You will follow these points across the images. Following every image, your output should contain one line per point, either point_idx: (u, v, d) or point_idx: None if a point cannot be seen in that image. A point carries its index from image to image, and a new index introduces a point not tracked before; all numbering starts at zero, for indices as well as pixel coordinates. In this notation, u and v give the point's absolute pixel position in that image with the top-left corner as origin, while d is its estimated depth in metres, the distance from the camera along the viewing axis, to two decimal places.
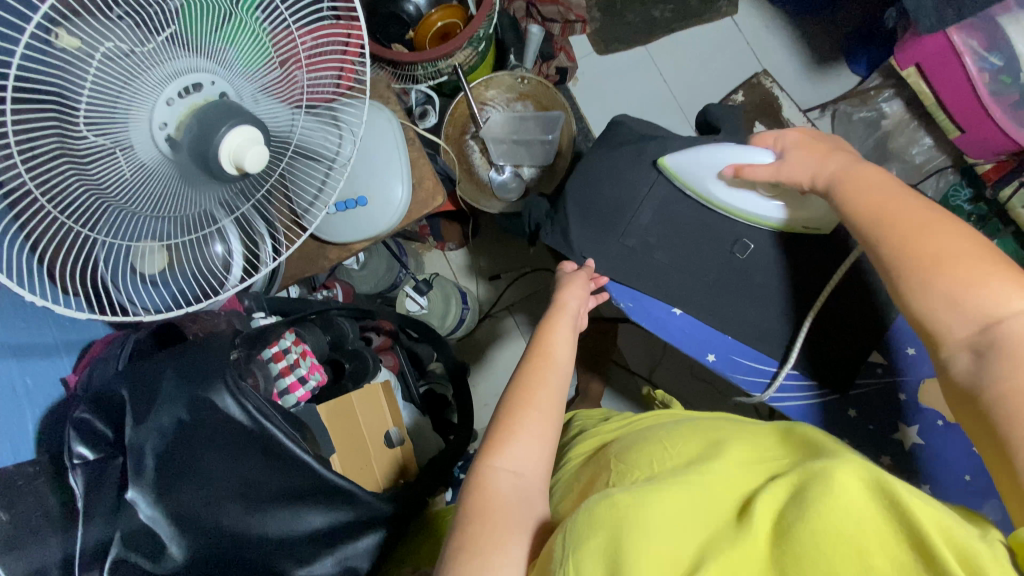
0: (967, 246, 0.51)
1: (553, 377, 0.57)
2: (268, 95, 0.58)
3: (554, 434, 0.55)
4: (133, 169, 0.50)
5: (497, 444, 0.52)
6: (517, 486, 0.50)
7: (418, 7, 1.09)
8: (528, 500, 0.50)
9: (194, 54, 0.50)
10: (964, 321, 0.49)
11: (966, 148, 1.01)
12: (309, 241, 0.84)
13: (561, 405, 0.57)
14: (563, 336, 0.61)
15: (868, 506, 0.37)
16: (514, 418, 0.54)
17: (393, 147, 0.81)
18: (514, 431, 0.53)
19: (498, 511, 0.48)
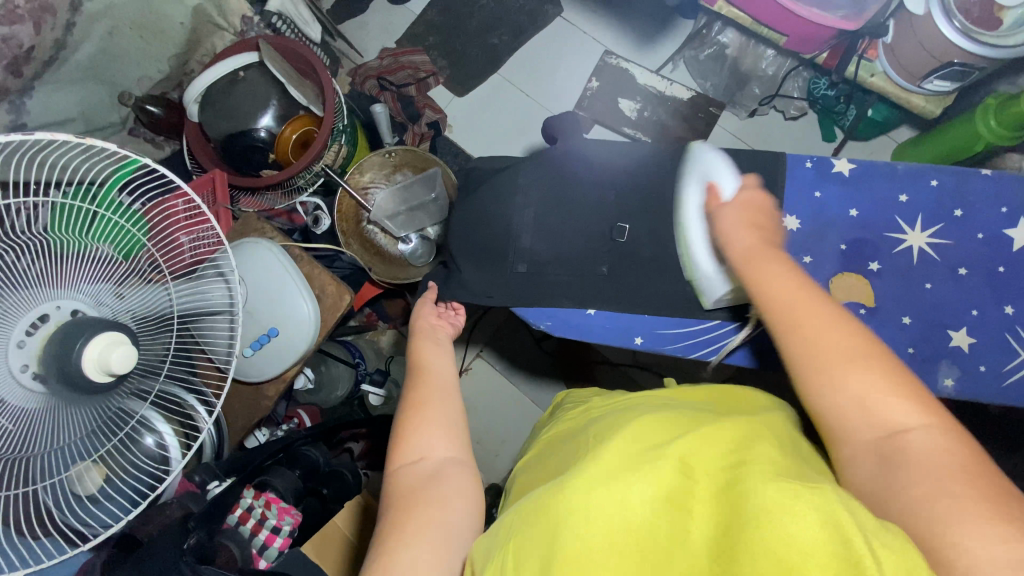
0: (792, 284, 0.53)
1: (438, 380, 0.63)
2: (130, 285, 0.60)
3: (452, 419, 0.60)
4: (14, 419, 0.51)
5: (398, 443, 0.58)
6: (422, 471, 0.54)
7: (270, 130, 1.11)
8: (435, 482, 0.54)
9: (31, 290, 0.51)
10: (870, 427, 0.47)
11: (799, 48, 1.07)
12: (244, 388, 0.85)
13: (451, 395, 0.62)
14: (433, 350, 0.68)
15: (818, 533, 0.35)
16: (412, 416, 0.59)
17: (281, 271, 0.82)
18: (414, 432, 0.58)
19: (415, 496, 0.52)
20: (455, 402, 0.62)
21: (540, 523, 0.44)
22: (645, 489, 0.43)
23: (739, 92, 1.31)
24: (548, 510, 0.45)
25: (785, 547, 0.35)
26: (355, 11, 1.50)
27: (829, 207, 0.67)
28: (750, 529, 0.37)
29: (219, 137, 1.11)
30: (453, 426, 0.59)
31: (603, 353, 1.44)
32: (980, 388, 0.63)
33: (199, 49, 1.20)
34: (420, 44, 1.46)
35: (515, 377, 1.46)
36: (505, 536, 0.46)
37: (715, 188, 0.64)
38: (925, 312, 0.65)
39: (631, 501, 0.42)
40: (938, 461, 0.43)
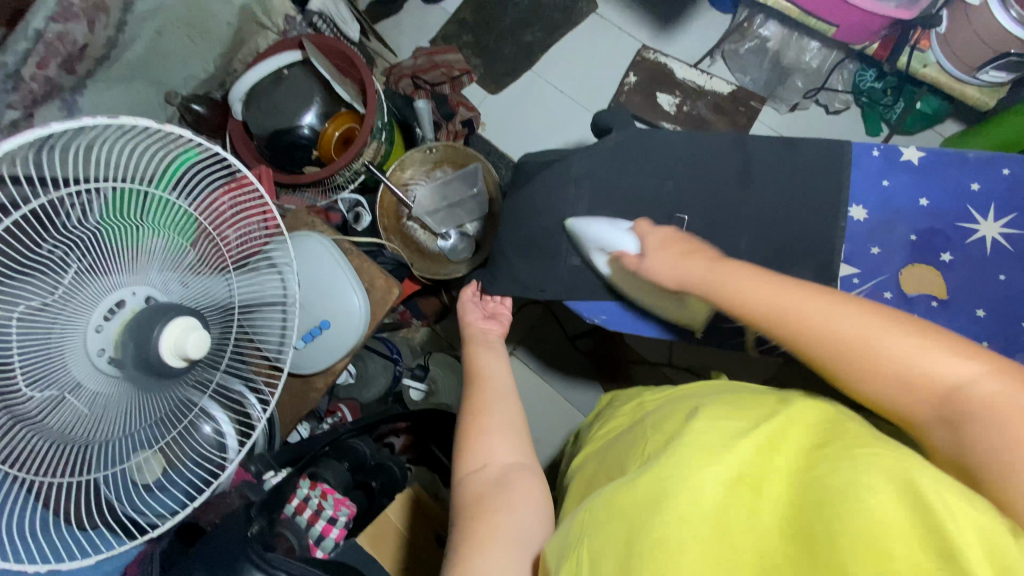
0: (836, 304, 0.51)
1: (490, 386, 0.66)
2: (196, 273, 0.61)
3: (512, 423, 0.61)
4: (89, 404, 0.52)
5: (462, 446, 0.59)
6: (486, 475, 0.55)
7: (312, 127, 1.13)
8: (501, 481, 0.54)
9: (108, 275, 0.52)
10: (901, 388, 0.46)
11: (847, 39, 1.04)
12: (292, 381, 0.85)
13: (510, 400, 0.65)
14: (487, 357, 0.71)
15: (896, 510, 0.36)
16: (472, 423, 0.61)
17: (332, 264, 0.82)
18: (479, 435, 0.59)
19: (482, 503, 0.52)
20: (513, 406, 0.64)
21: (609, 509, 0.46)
22: (716, 474, 0.44)
23: (781, 86, 1.28)
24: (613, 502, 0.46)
25: (861, 528, 0.37)
26: (390, 11, 1.51)
27: (896, 197, 0.65)
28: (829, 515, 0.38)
29: (264, 134, 1.13)
30: (513, 429, 0.61)
31: (638, 352, 1.42)
32: None
33: (242, 48, 1.22)
34: (455, 43, 1.47)
35: (548, 375, 1.45)
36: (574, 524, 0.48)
37: (625, 254, 0.67)
38: (1002, 305, 0.62)
39: (701, 485, 0.43)
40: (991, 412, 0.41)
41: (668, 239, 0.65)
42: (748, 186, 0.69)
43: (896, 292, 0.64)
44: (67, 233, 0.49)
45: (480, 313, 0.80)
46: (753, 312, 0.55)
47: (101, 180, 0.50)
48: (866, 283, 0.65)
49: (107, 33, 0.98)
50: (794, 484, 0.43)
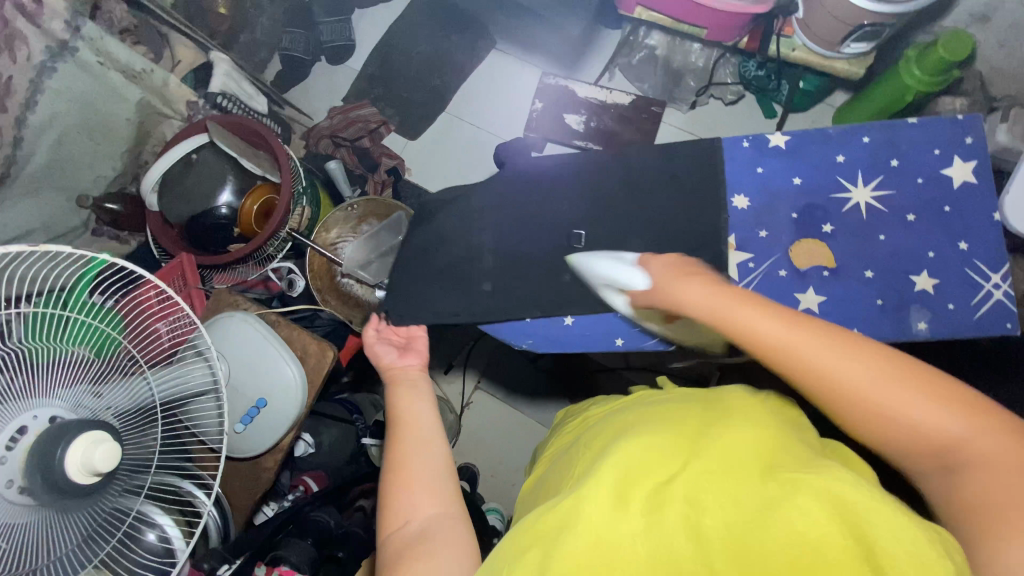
0: (886, 375, 0.46)
1: (417, 420, 0.61)
2: (107, 382, 0.60)
3: (441, 461, 0.58)
4: (6, 539, 0.50)
5: (388, 488, 0.55)
6: (414, 523, 0.52)
7: (230, 205, 1.13)
8: (430, 531, 0.52)
9: (6, 404, 0.51)
10: (898, 433, 0.46)
11: (718, 37, 1.11)
12: (240, 466, 0.83)
13: (433, 437, 0.59)
14: (406, 400, 0.63)
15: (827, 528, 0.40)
16: (398, 461, 0.57)
17: (260, 340, 0.82)
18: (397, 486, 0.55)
19: (405, 557, 0.50)
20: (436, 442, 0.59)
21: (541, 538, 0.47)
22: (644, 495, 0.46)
23: (676, 88, 1.36)
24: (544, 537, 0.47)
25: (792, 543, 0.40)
26: (298, 77, 1.54)
27: (772, 180, 0.69)
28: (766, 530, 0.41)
29: (182, 220, 1.13)
30: (443, 468, 0.57)
31: (599, 361, 1.44)
32: (956, 326, 0.65)
33: (149, 140, 1.22)
34: (366, 97, 1.49)
35: (516, 401, 1.45)
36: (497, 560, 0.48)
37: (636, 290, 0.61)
38: (884, 263, 0.66)
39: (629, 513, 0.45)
40: (981, 494, 0.42)
41: (710, 286, 0.54)
42: (638, 194, 0.73)
43: (790, 268, 0.67)
44: None
45: (392, 347, 0.70)
46: (801, 374, 0.48)
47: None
48: (762, 263, 0.68)
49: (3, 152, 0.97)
50: (717, 496, 0.45)
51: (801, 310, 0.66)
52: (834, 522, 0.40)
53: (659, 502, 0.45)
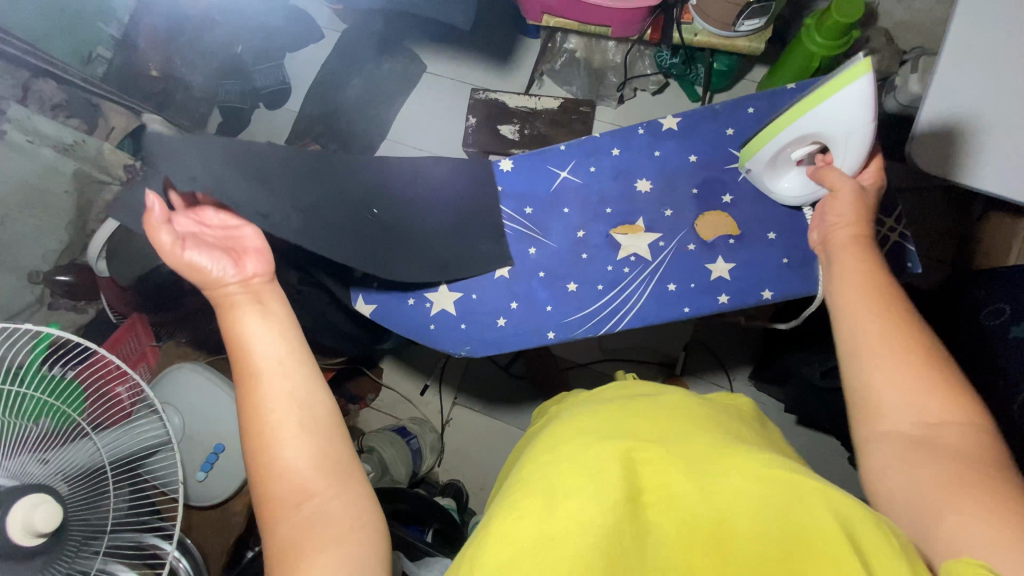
0: (903, 364, 0.51)
1: (272, 380, 0.55)
2: (51, 448, 0.62)
3: (319, 426, 0.54)
4: None
5: (260, 465, 0.52)
6: (297, 493, 0.51)
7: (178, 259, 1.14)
8: (319, 509, 0.50)
9: None
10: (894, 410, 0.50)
11: (622, 33, 1.16)
12: (210, 512, 0.84)
13: (312, 404, 0.55)
14: (254, 321, 0.57)
15: (811, 522, 0.40)
16: (262, 431, 0.53)
17: (212, 386, 0.84)
18: (270, 461, 0.52)
19: (294, 542, 0.49)
20: (310, 410, 0.55)
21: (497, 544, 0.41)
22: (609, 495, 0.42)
23: (601, 86, 1.42)
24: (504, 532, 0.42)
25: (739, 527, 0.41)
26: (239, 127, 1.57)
27: (670, 161, 0.73)
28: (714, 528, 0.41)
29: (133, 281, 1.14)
30: (319, 434, 0.54)
31: (569, 358, 1.46)
32: None
33: (93, 208, 1.24)
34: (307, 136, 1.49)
35: (495, 411, 1.47)
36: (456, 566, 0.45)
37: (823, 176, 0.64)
38: (785, 223, 0.70)
39: (588, 517, 0.41)
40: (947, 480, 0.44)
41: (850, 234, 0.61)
42: (547, 192, 0.76)
43: (698, 242, 0.71)
44: None
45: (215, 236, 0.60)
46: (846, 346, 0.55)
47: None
48: (672, 241, 0.72)
49: None
50: (682, 491, 0.44)
51: (714, 279, 0.70)
52: (771, 513, 0.41)
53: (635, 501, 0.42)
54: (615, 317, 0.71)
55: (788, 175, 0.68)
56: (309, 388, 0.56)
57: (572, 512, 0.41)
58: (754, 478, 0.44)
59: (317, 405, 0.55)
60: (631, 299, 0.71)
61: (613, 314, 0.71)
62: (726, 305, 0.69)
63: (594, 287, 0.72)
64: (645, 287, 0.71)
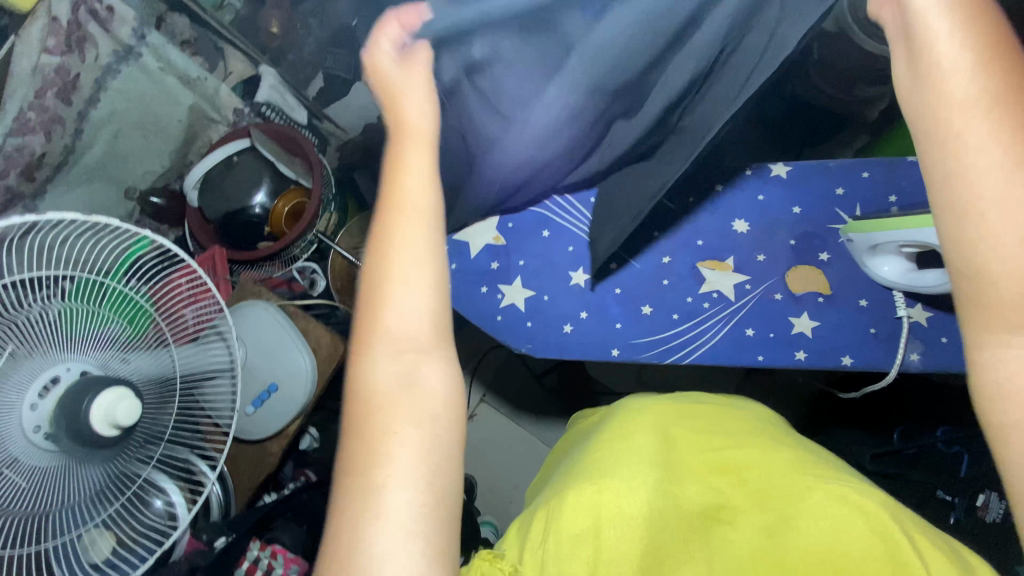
0: (998, 134, 0.50)
1: (404, 222, 0.54)
2: (136, 349, 0.65)
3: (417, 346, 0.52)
4: (27, 478, 0.55)
5: (356, 363, 0.52)
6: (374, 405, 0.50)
7: (264, 205, 1.21)
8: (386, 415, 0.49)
9: (48, 354, 0.56)
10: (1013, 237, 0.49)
11: None
12: (247, 447, 0.87)
13: (429, 322, 0.53)
14: (414, 154, 0.56)
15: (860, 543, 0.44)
16: (367, 336, 0.52)
17: (278, 328, 0.87)
18: (363, 361, 0.51)
19: (362, 442, 0.48)
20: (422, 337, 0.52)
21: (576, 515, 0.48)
22: (652, 494, 0.49)
23: None
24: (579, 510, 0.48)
25: (825, 537, 0.45)
26: None
27: (773, 207, 0.73)
28: (770, 516, 0.47)
29: (218, 216, 1.20)
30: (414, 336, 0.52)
31: (604, 383, 1.43)
32: (948, 360, 0.65)
33: (195, 142, 1.31)
34: None
35: (520, 417, 1.47)
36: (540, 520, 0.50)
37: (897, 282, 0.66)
38: (880, 292, 0.68)
39: (639, 510, 0.47)
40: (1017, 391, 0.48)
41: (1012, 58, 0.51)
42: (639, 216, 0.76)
43: (785, 293, 0.70)
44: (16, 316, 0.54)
45: None
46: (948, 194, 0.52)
47: (35, 268, 0.55)
48: (758, 287, 0.71)
49: (64, 141, 1.05)
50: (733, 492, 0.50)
51: (795, 334, 0.68)
52: (828, 524, 0.46)
53: (692, 511, 0.48)
54: (687, 347, 0.71)
55: (890, 259, 0.65)
56: (429, 299, 0.53)
57: (618, 508, 0.47)
58: (838, 497, 0.47)
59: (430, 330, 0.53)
60: (705, 334, 0.71)
61: (683, 345, 0.71)
62: (803, 361, 0.67)
63: (669, 315, 0.72)
64: (720, 327, 0.70)
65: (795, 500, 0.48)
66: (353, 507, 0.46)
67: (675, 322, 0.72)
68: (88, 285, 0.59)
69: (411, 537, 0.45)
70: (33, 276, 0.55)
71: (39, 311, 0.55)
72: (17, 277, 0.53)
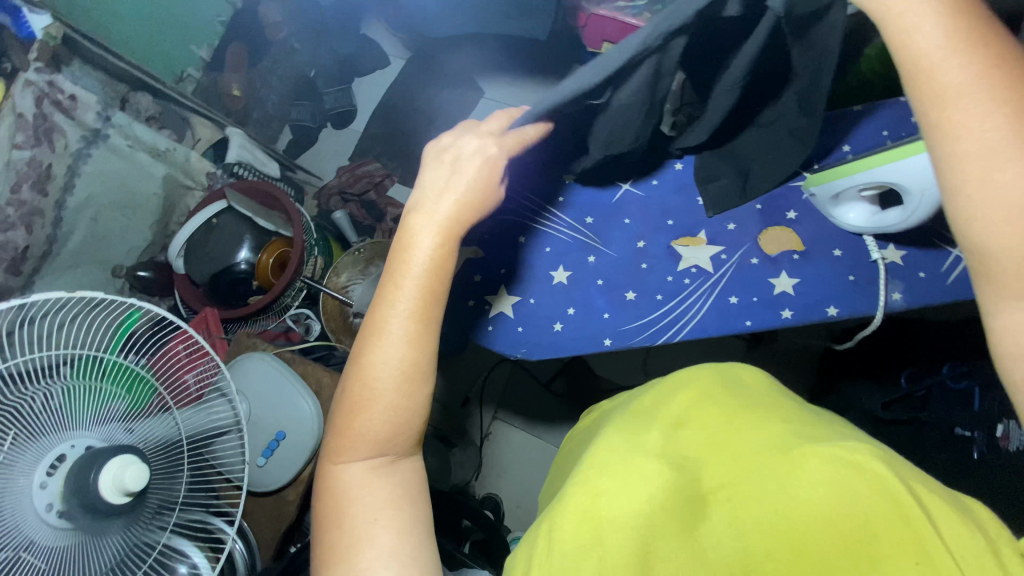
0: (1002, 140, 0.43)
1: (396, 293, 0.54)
2: (140, 417, 0.65)
3: (407, 426, 0.53)
4: (46, 558, 0.55)
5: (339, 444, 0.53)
6: (360, 481, 0.51)
7: (249, 260, 1.22)
8: (370, 492, 0.51)
9: (52, 433, 0.56)
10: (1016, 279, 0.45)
11: None
12: (263, 499, 0.87)
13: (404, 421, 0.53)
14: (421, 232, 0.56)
15: (874, 499, 0.38)
16: (349, 414, 0.52)
17: (278, 377, 0.88)
18: (339, 460, 0.53)
19: (343, 514, 0.50)
20: (406, 429, 0.53)
21: (572, 518, 0.41)
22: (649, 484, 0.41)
23: None
24: (582, 510, 0.41)
25: (833, 506, 0.38)
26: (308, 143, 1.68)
27: None
28: (790, 486, 0.40)
29: (206, 279, 1.22)
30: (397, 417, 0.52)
31: (612, 381, 1.44)
32: (928, 293, 0.66)
33: (175, 210, 1.35)
34: (370, 155, 1.58)
35: (535, 429, 1.46)
36: (535, 537, 0.44)
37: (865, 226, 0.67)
38: (851, 240, 0.69)
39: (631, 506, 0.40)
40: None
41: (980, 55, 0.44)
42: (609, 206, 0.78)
43: (761, 256, 0.71)
44: (15, 401, 0.54)
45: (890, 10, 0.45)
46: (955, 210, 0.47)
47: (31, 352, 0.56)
48: (734, 255, 0.72)
49: (46, 231, 1.08)
50: (739, 461, 0.44)
51: (777, 294, 0.69)
52: (855, 488, 0.39)
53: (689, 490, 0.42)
54: (676, 324, 0.71)
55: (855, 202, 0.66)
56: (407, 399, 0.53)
57: (604, 505, 0.41)
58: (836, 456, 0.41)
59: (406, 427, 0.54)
60: (692, 308, 0.71)
61: (673, 322, 0.71)
62: (790, 320, 0.68)
63: (654, 296, 0.73)
64: (704, 300, 0.71)
65: (828, 468, 0.40)
66: None
67: (661, 301, 0.73)
68: (86, 361, 0.60)
69: None
70: (28, 359, 0.55)
71: (37, 395, 0.56)
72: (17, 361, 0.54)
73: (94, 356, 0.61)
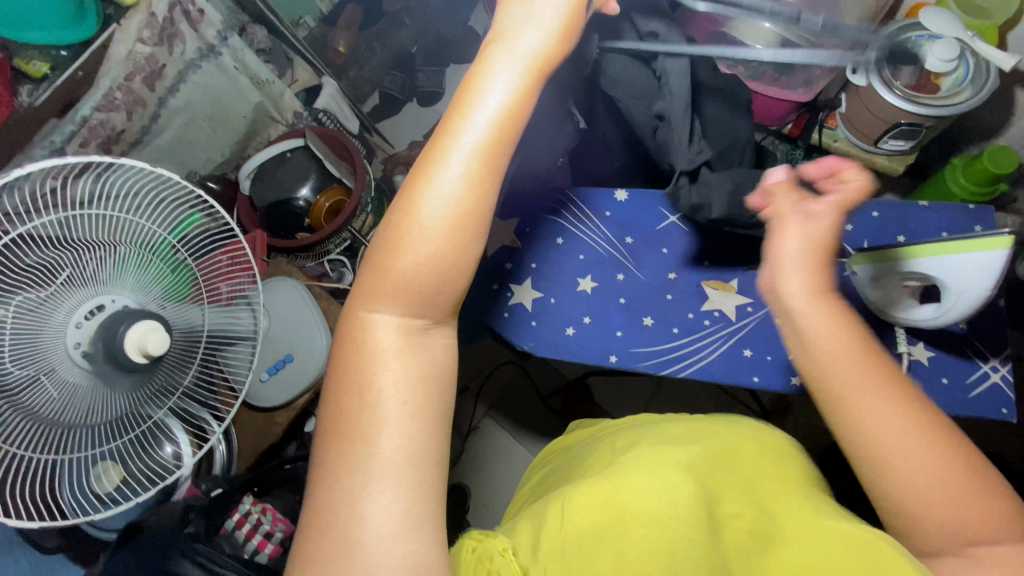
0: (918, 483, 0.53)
1: (436, 172, 0.50)
2: (175, 302, 0.71)
3: (434, 270, 0.49)
4: (60, 389, 0.61)
5: (369, 290, 0.51)
6: (384, 333, 0.50)
7: (307, 199, 1.30)
8: (409, 354, 0.50)
9: (97, 287, 0.63)
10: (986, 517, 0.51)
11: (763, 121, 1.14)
12: (256, 417, 0.91)
13: (449, 265, 0.50)
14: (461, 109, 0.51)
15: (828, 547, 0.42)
16: (400, 232, 0.50)
17: (300, 305, 0.94)
18: (366, 309, 0.51)
19: (358, 362, 0.50)
20: (446, 269, 0.50)
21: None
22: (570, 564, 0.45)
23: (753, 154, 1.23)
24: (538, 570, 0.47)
25: None
26: (392, 111, 1.78)
27: None
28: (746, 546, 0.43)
29: (263, 203, 1.30)
30: (433, 251, 0.49)
31: (611, 412, 1.45)
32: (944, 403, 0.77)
33: (255, 137, 1.45)
34: None
35: (523, 436, 1.46)
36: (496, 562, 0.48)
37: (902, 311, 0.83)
38: None
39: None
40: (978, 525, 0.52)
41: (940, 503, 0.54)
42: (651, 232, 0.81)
43: None
44: (73, 249, 0.60)
45: None
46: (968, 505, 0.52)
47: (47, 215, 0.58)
48: (758, 311, 0.76)
49: (142, 122, 1.18)
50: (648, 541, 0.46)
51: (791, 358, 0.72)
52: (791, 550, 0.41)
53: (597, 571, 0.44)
54: (689, 356, 0.74)
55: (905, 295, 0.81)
56: (456, 252, 0.50)
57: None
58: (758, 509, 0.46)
59: (456, 282, 0.51)
60: (710, 347, 0.75)
61: (686, 356, 0.74)
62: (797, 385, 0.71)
63: (670, 328, 0.76)
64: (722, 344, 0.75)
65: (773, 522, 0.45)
66: (341, 426, 0.48)
67: (683, 335, 0.76)
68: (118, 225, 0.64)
69: (416, 455, 0.48)
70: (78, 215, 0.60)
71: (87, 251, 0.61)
72: (54, 215, 0.58)
73: (149, 231, 0.67)
